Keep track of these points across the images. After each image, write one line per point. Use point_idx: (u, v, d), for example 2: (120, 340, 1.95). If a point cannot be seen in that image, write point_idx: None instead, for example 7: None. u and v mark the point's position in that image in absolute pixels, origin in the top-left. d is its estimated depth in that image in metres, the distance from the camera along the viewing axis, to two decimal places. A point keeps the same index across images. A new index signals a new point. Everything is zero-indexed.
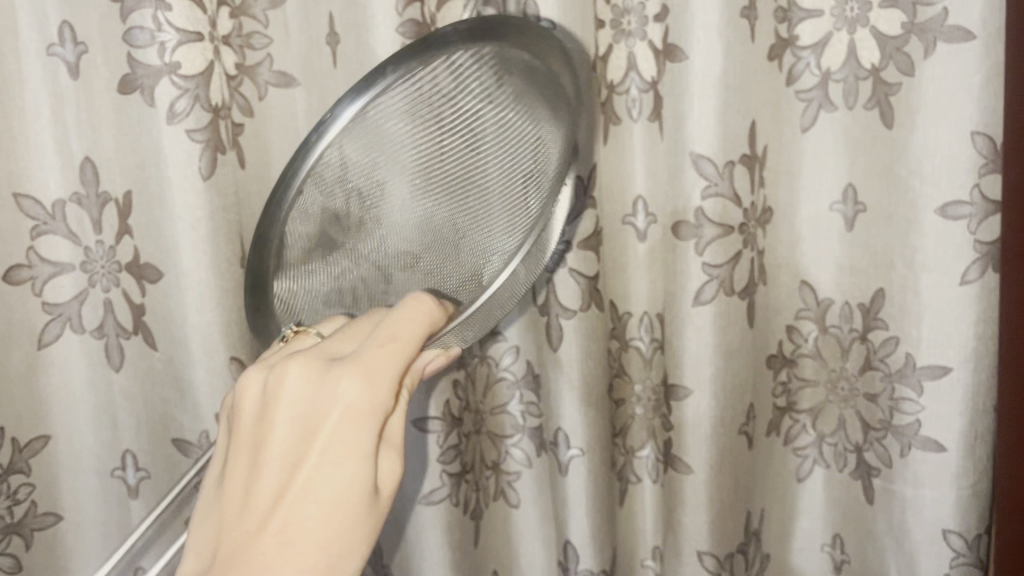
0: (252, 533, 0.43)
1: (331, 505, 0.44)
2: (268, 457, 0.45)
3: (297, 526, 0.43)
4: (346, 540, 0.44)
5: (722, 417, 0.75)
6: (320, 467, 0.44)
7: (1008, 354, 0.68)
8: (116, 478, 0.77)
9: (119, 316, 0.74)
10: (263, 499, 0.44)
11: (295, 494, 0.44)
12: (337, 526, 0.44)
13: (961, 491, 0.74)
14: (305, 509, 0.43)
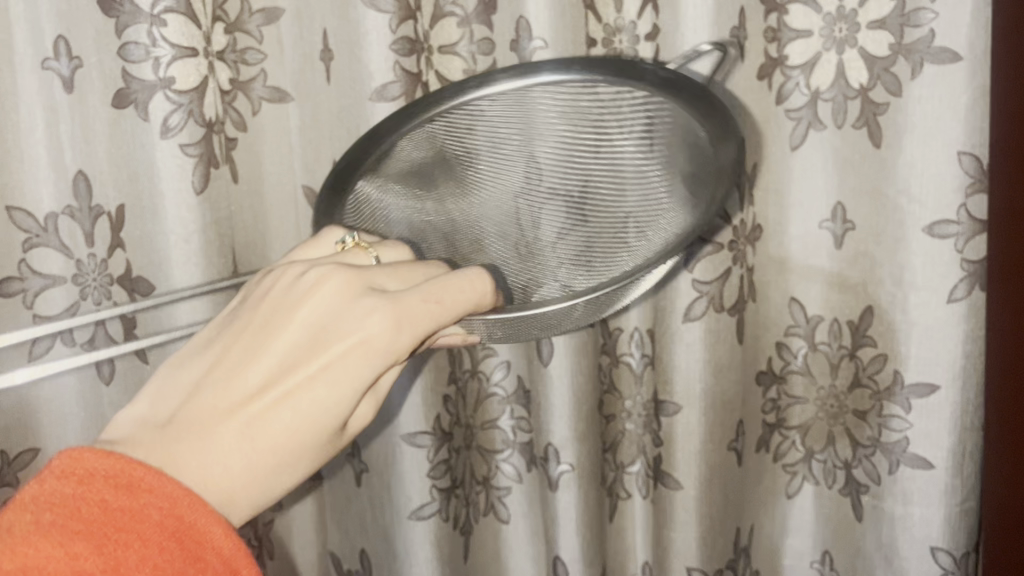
0: (201, 425, 0.38)
1: (295, 430, 0.39)
2: (269, 346, 0.40)
3: (251, 437, 0.38)
4: (292, 466, 0.39)
5: (712, 432, 0.75)
6: (313, 382, 0.39)
7: (1003, 373, 0.69)
8: None
9: (110, 329, 0.74)
10: (233, 391, 0.39)
11: (268, 406, 0.39)
12: (292, 451, 0.39)
13: (950, 508, 0.74)
14: (271, 420, 0.38)
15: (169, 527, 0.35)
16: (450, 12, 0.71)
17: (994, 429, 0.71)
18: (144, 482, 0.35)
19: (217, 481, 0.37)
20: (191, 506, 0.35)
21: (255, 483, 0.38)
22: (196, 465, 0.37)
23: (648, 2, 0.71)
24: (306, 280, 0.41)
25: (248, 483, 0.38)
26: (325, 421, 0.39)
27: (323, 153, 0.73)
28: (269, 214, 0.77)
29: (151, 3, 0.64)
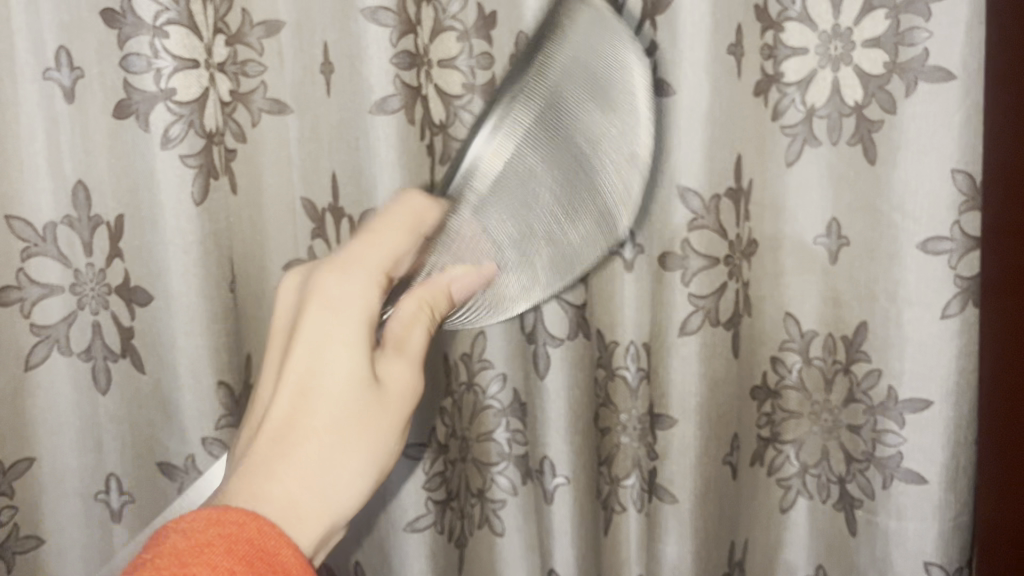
0: (256, 469, 0.42)
1: (338, 414, 0.44)
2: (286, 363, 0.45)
3: (310, 459, 0.43)
4: (352, 461, 0.44)
5: (707, 447, 0.75)
6: (319, 372, 0.44)
7: (993, 389, 0.69)
8: (99, 502, 0.77)
9: (107, 339, 0.74)
10: (273, 426, 0.44)
11: (301, 416, 0.44)
12: (350, 449, 0.44)
13: (944, 523, 0.75)
14: (310, 409, 0.44)
15: (238, 551, 0.35)
16: (450, 27, 0.72)
17: (988, 445, 0.71)
18: (210, 517, 0.36)
19: (301, 497, 0.42)
20: (254, 528, 0.37)
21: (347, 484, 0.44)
22: (286, 481, 0.42)
23: None
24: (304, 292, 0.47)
25: (343, 457, 0.44)
26: (358, 407, 0.45)
27: (323, 164, 0.74)
28: (268, 225, 0.77)
29: (153, 15, 0.65)
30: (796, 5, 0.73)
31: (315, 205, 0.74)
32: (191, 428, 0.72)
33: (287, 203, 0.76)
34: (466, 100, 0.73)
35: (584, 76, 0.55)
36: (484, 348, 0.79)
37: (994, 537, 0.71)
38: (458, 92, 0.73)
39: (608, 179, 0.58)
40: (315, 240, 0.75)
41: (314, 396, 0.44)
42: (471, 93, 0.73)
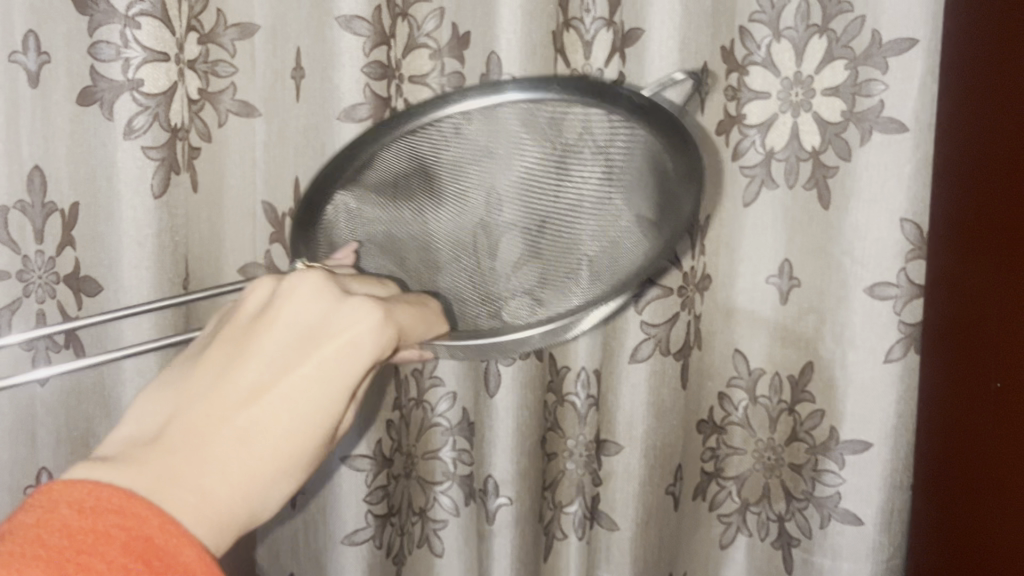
0: (177, 385, 0.39)
1: (279, 445, 0.37)
2: (251, 354, 0.39)
3: (258, 428, 0.37)
4: (328, 405, 0.38)
5: (651, 475, 0.76)
6: (293, 382, 0.38)
7: (938, 452, 0.70)
8: (28, 496, 0.73)
9: (51, 328, 0.71)
10: (214, 382, 0.38)
11: (262, 411, 0.37)
12: (265, 493, 0.37)
13: (876, 565, 0.77)
14: (254, 430, 0.37)
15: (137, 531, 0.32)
16: (423, 44, 0.74)
17: (932, 512, 0.72)
18: (110, 506, 0.32)
19: (270, 392, 0.38)
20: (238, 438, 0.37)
21: (256, 474, 0.36)
22: (186, 482, 0.35)
23: (616, 52, 0.74)
24: (280, 290, 0.41)
25: (232, 461, 0.36)
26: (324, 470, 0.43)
27: (287, 170, 0.73)
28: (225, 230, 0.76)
29: (127, 4, 0.64)
30: (761, 50, 0.76)
31: (275, 209, 0.74)
32: None
33: (247, 204, 0.76)
34: None
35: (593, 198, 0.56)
36: (435, 365, 0.79)
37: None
38: None
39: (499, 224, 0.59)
40: (273, 244, 0.75)
41: (293, 396, 0.38)
42: None
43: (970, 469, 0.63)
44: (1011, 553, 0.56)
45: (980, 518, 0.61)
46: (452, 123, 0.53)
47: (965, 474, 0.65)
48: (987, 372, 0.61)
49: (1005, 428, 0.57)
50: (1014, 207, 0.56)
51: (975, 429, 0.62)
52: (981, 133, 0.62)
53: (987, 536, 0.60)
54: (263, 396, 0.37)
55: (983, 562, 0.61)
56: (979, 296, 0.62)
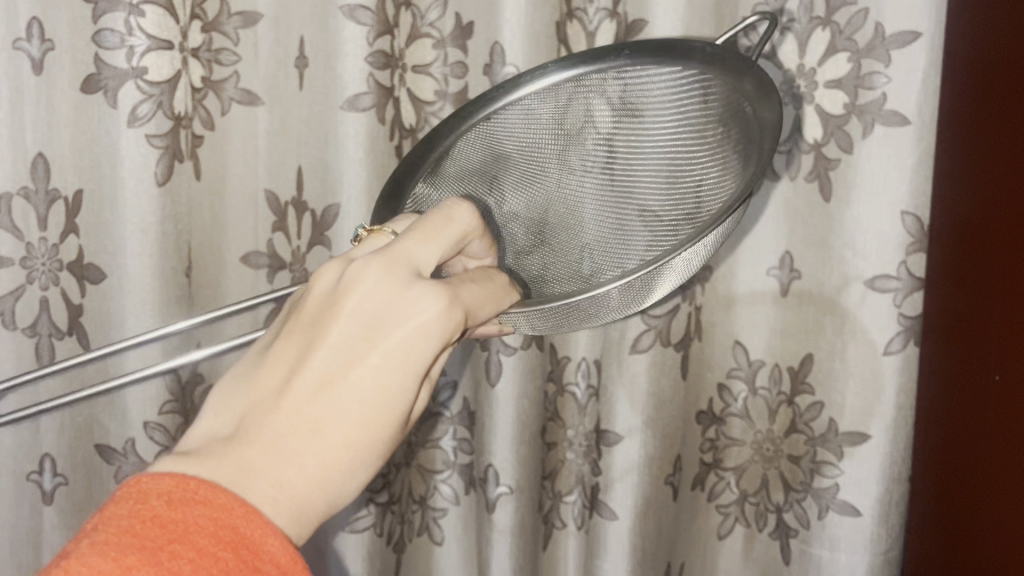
0: (248, 376, 0.39)
1: (351, 436, 0.37)
2: (319, 345, 0.38)
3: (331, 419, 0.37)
4: (395, 390, 0.38)
5: (650, 465, 0.76)
6: (358, 371, 0.38)
7: (935, 448, 0.71)
8: (31, 483, 0.73)
9: (54, 315, 0.71)
10: (285, 375, 0.38)
11: (333, 404, 0.37)
12: (341, 479, 0.37)
13: (874, 557, 0.77)
14: (327, 423, 0.37)
15: (226, 527, 0.32)
16: (427, 34, 0.72)
17: (926, 516, 0.72)
18: (200, 498, 0.32)
19: (338, 381, 0.38)
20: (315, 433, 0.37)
21: (331, 468, 0.36)
22: (267, 473, 0.35)
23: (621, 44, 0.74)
24: (343, 276, 0.40)
25: (308, 456, 0.36)
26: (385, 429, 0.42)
27: (289, 159, 0.73)
28: (228, 221, 0.75)
29: None
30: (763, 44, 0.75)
31: (278, 197, 0.74)
32: (134, 411, 0.70)
33: (248, 192, 0.75)
34: (437, 107, 0.74)
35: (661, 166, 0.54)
36: None
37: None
38: (430, 98, 0.73)
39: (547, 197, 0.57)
40: (275, 233, 0.74)
41: (357, 385, 0.38)
42: (443, 100, 0.73)
43: (968, 463, 0.64)
44: (1008, 555, 0.56)
45: (977, 510, 0.62)
46: (527, 103, 0.53)
47: (960, 474, 0.65)
48: (982, 376, 0.61)
49: (1003, 434, 0.58)
50: (1013, 216, 0.57)
51: (973, 423, 0.63)
52: (981, 141, 0.62)
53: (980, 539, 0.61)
54: (332, 384, 0.37)
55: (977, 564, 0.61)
56: (976, 301, 0.63)
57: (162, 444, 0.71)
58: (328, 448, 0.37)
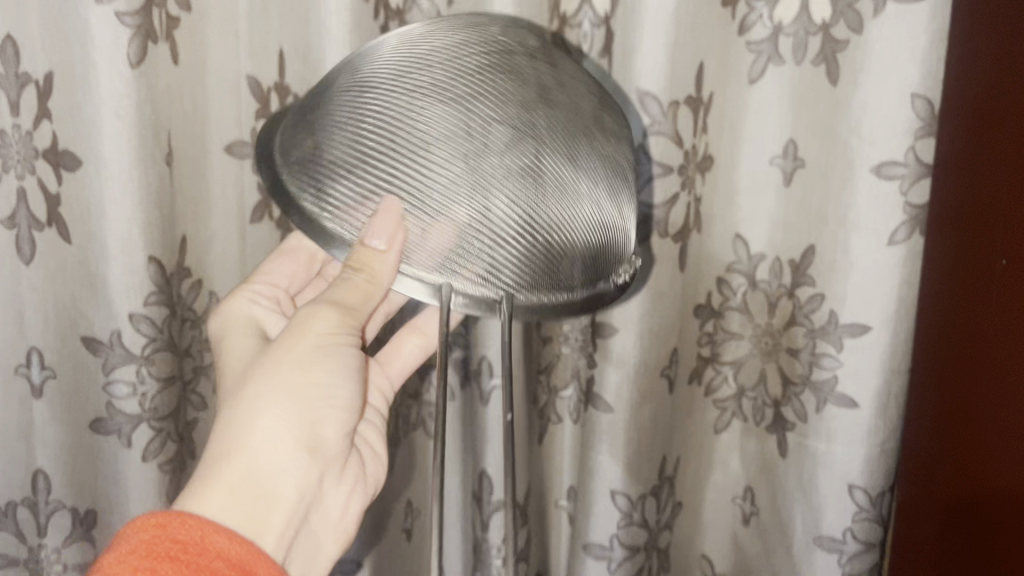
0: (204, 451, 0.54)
1: (251, 416, 0.52)
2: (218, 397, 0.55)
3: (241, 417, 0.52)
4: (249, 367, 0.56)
5: (645, 360, 0.75)
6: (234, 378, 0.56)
7: (936, 340, 0.70)
8: (20, 377, 0.70)
9: (32, 206, 0.68)
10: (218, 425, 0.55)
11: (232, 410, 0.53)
12: (283, 464, 0.52)
13: (871, 448, 0.76)
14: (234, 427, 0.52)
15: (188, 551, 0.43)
16: None
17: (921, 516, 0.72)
18: (163, 541, 0.43)
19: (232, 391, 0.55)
20: (196, 528, 0.44)
21: (251, 441, 0.51)
22: (215, 498, 0.48)
23: None
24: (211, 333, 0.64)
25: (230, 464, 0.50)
26: (307, 382, 0.54)
27: (272, 40, 0.70)
28: (204, 109, 0.71)
29: None
30: None
31: (261, 82, 0.71)
32: (117, 300, 0.66)
33: (228, 79, 0.71)
34: None
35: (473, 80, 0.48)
36: None
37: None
38: None
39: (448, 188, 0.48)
40: (259, 121, 0.72)
41: (261, 394, 0.53)
42: None
43: (973, 354, 0.62)
44: (1012, 451, 0.55)
45: (981, 401, 0.60)
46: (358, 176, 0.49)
47: (961, 403, 0.64)
48: (981, 362, 0.61)
49: (1003, 409, 0.57)
50: None
51: (980, 314, 0.61)
52: (997, 39, 0.59)
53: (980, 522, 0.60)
54: (248, 406, 0.52)
55: (976, 543, 0.60)
56: (976, 292, 0.62)
57: (148, 336, 0.67)
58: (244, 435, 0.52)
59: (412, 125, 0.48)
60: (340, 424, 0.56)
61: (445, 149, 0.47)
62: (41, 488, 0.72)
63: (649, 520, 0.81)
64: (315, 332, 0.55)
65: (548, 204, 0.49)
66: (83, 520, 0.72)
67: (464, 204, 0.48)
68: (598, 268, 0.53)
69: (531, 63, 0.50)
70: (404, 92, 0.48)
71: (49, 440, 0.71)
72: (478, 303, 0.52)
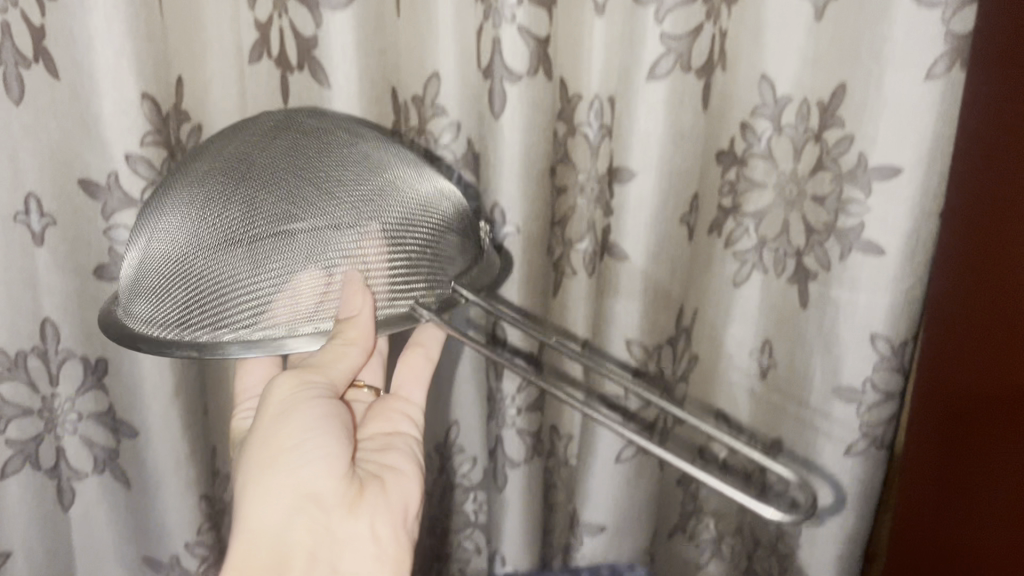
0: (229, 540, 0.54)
1: (245, 491, 0.52)
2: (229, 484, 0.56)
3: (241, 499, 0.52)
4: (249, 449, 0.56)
5: (662, 206, 0.72)
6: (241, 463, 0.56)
7: (976, 179, 0.66)
8: (19, 225, 0.66)
9: (17, 39, 0.61)
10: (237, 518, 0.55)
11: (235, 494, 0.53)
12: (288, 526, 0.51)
13: (897, 295, 0.74)
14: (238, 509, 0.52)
15: None
16: None
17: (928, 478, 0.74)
18: None
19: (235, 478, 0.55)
20: None
21: (253, 514, 0.51)
22: None
23: None
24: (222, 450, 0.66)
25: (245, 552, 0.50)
26: (283, 448, 0.53)
27: None
28: None
29: None
30: None
31: None
32: (113, 141, 0.64)
33: None
34: None
35: (259, 159, 0.52)
36: (439, 91, 0.72)
37: (942, 554, 0.71)
38: None
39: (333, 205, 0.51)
40: None
41: (253, 471, 0.52)
42: None
43: (1016, 194, 0.58)
44: None
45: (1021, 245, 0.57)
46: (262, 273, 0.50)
47: (996, 247, 0.61)
48: (1012, 229, 0.59)
49: (1019, 320, 0.57)
50: None
51: None
52: None
53: (992, 462, 0.61)
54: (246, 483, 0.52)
55: (989, 489, 0.62)
56: (988, 247, 0.62)
57: (147, 178, 0.65)
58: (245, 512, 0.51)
59: (243, 205, 0.51)
60: (332, 468, 0.53)
61: (318, 208, 0.51)
62: (51, 338, 0.70)
63: (665, 369, 0.81)
64: (277, 399, 0.54)
65: (420, 197, 0.55)
66: (95, 368, 0.72)
67: (351, 205, 0.52)
68: (463, 216, 0.59)
69: (294, 122, 0.56)
70: (216, 209, 0.51)
71: (53, 288, 0.68)
72: (442, 301, 0.54)
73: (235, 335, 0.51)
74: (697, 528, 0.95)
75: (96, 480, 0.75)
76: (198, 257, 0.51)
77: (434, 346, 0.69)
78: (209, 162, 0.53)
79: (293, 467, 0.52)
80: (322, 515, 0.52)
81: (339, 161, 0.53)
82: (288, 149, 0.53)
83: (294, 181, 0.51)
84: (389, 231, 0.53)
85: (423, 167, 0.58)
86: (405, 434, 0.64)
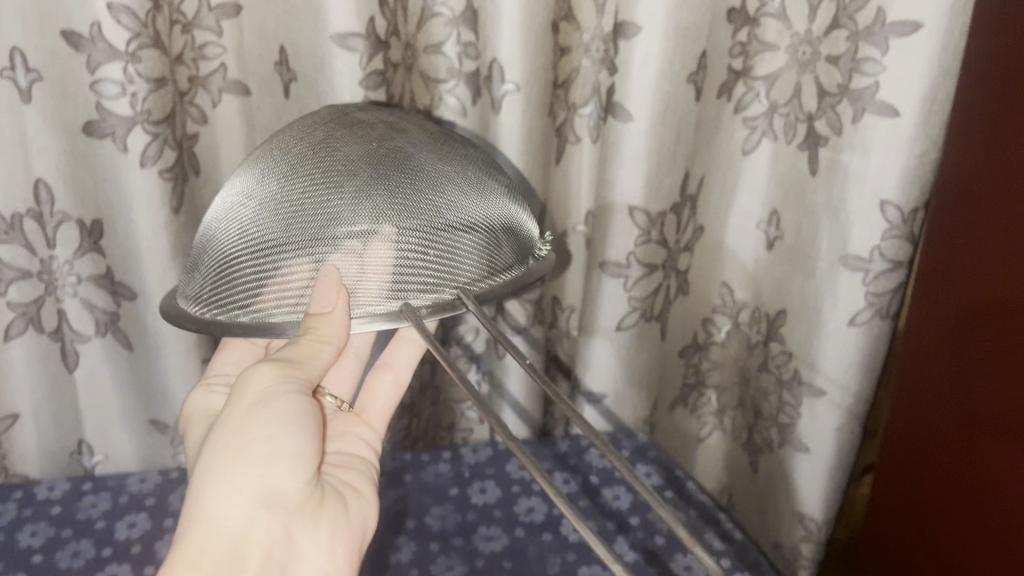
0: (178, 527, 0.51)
1: (207, 476, 0.50)
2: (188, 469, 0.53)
3: (201, 484, 0.50)
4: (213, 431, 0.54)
5: (667, 63, 0.69)
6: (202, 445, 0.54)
7: (996, 43, 0.62)
8: (4, 80, 0.63)
9: None
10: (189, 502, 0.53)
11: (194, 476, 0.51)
12: (247, 524, 0.49)
13: (910, 160, 0.71)
14: (195, 494, 0.50)
15: None
16: None
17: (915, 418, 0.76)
18: None
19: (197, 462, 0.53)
20: None
21: (213, 502, 0.49)
22: None
23: None
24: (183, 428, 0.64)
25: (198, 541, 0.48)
26: (256, 439, 0.51)
27: None
28: None
29: None
30: None
31: None
32: None
33: None
34: None
35: (309, 140, 0.52)
36: None
37: (959, 458, 0.69)
38: None
39: (350, 198, 0.49)
40: None
41: (219, 458, 0.50)
42: None
43: None
44: None
45: None
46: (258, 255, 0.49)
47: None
48: None
49: None
50: None
51: None
52: None
53: (993, 406, 0.63)
54: (209, 470, 0.50)
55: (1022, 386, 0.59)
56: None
57: (131, 31, 0.62)
58: (205, 496, 0.49)
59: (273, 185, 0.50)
60: (300, 471, 0.52)
61: (333, 197, 0.49)
62: (45, 197, 0.68)
63: (669, 237, 0.80)
64: (254, 390, 0.53)
65: (452, 202, 0.51)
66: (91, 230, 0.71)
67: (371, 205, 0.50)
68: (516, 239, 0.56)
69: (370, 115, 0.55)
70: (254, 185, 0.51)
71: (45, 147, 0.66)
72: (439, 305, 0.51)
73: (225, 317, 0.50)
74: (698, 402, 0.98)
75: (99, 342, 0.76)
76: (229, 227, 0.52)
77: (405, 371, 0.69)
78: (280, 137, 0.54)
79: (261, 460, 0.51)
80: (283, 517, 0.51)
81: (382, 152, 0.51)
82: (340, 135, 0.52)
83: (324, 166, 0.50)
84: (397, 239, 0.50)
85: (483, 179, 0.54)
86: (366, 459, 0.64)
